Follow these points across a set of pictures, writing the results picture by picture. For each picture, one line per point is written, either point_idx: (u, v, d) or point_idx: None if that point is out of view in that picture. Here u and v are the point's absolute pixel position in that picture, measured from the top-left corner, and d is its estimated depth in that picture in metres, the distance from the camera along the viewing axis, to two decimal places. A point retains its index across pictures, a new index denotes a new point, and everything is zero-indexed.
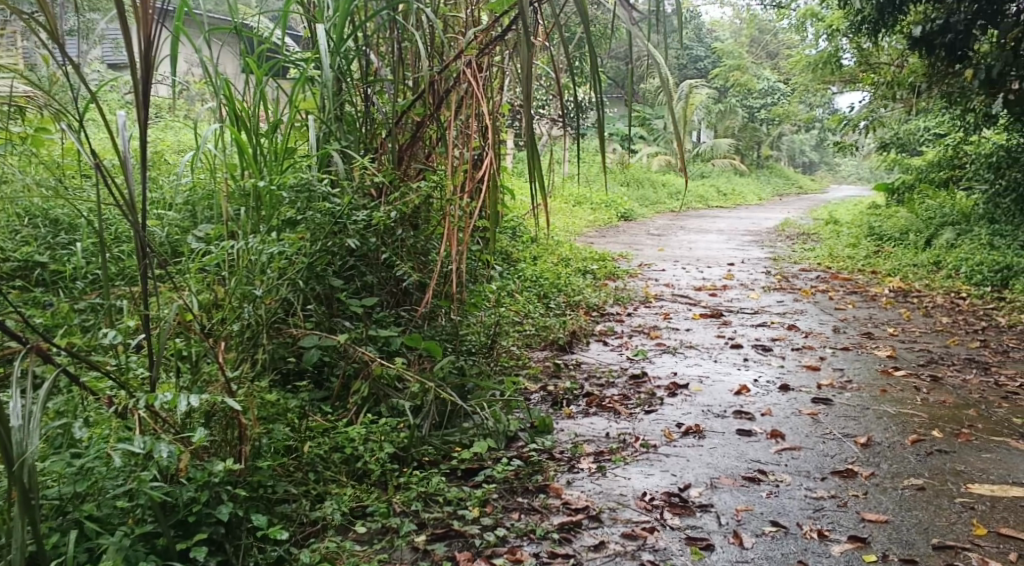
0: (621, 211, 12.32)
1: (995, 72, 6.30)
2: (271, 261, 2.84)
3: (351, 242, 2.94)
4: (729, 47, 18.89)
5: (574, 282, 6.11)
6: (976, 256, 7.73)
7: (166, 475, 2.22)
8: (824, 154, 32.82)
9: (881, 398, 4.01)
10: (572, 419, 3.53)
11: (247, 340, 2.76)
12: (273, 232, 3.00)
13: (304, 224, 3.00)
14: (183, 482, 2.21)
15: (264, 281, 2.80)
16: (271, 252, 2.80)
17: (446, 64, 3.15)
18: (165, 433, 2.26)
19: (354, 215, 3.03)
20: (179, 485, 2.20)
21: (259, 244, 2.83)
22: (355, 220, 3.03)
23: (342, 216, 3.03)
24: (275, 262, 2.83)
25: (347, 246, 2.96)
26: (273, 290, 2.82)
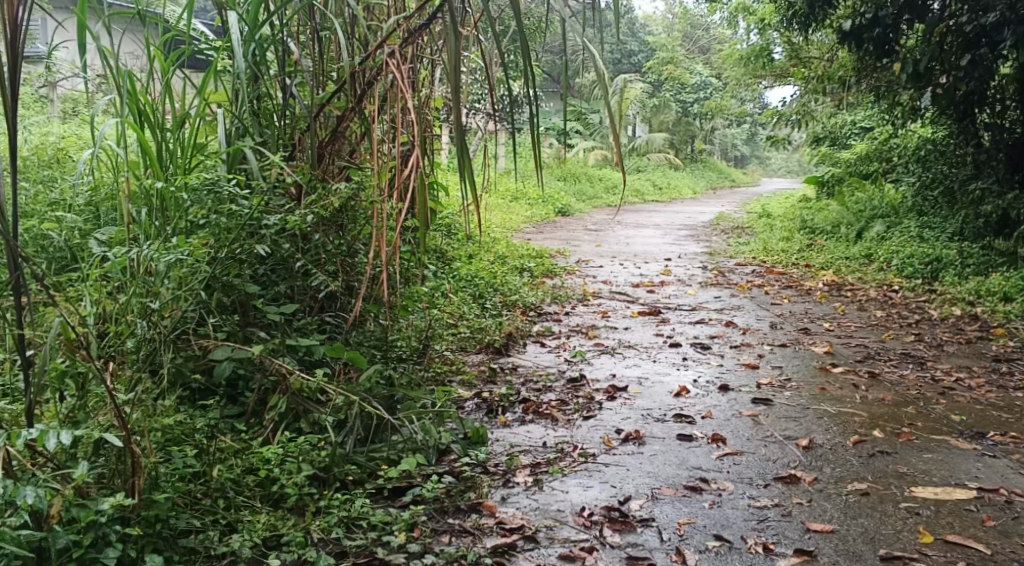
0: (558, 207, 12.22)
1: (922, 67, 6.35)
2: (171, 269, 2.66)
3: (262, 248, 2.78)
4: (662, 42, 18.95)
5: (510, 281, 5.96)
6: (907, 249, 7.80)
7: (37, 520, 2.01)
8: (755, 148, 33.29)
9: (821, 397, 3.95)
10: (507, 428, 3.38)
11: (144, 359, 2.58)
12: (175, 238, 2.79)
13: (207, 229, 2.79)
14: (54, 528, 2.00)
15: (163, 291, 2.62)
16: (170, 261, 2.61)
17: (367, 55, 2.93)
18: (41, 472, 2.06)
19: (265, 220, 2.87)
20: (52, 532, 1.99)
21: (158, 254, 2.63)
22: (266, 224, 2.87)
23: (251, 220, 2.85)
24: (175, 270, 2.65)
25: (256, 252, 2.78)
26: (174, 302, 2.63)
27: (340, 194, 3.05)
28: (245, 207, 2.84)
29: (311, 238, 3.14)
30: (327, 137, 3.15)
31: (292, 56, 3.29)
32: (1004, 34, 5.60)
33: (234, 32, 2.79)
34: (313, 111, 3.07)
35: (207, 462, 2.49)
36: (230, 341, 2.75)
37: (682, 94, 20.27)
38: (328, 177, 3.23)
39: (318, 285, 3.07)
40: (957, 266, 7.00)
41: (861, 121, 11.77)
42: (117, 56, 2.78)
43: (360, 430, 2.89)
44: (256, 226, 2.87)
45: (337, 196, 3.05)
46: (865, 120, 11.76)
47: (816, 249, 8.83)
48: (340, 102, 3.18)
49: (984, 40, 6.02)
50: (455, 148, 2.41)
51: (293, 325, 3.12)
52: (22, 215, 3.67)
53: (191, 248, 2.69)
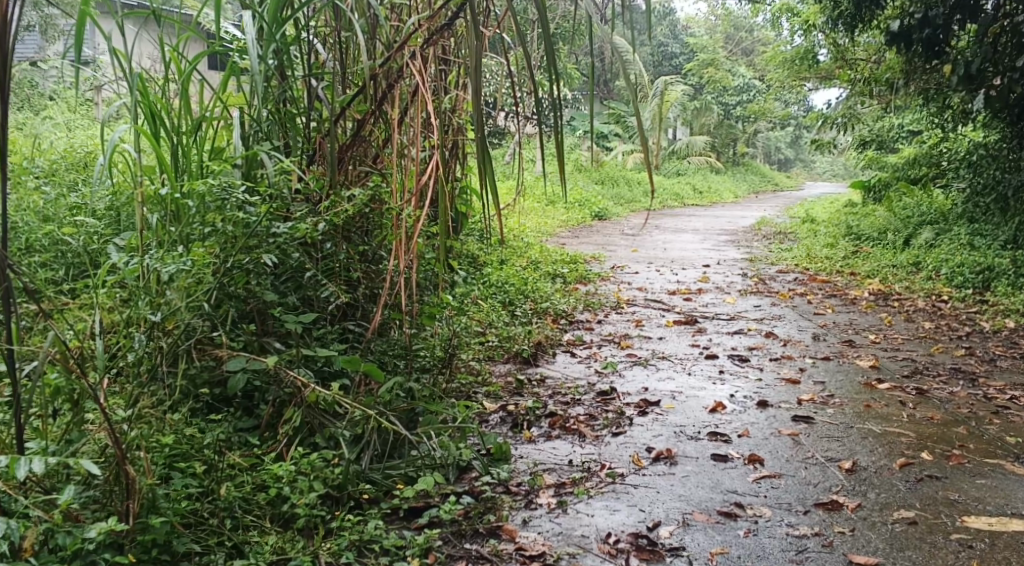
0: (595, 210, 12.05)
1: (974, 68, 6.09)
2: (174, 280, 2.60)
3: (269, 257, 2.70)
4: (704, 44, 18.67)
5: (542, 287, 5.81)
6: (956, 257, 7.51)
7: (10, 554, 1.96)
8: (798, 151, 32.76)
9: (865, 415, 3.75)
10: (532, 444, 3.24)
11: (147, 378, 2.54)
12: (182, 248, 2.72)
13: (213, 237, 2.72)
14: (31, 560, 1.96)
15: (166, 304, 2.57)
16: (171, 272, 2.54)
17: (388, 56, 2.80)
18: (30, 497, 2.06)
19: (273, 228, 2.79)
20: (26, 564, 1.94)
21: (160, 264, 2.58)
22: (274, 232, 2.79)
23: (258, 229, 2.76)
24: (179, 281, 2.58)
25: (265, 262, 2.69)
26: (175, 314, 2.58)
27: (358, 200, 2.94)
28: (252, 214, 2.77)
29: (324, 246, 3.05)
30: (347, 141, 3.03)
31: (318, 57, 3.18)
32: None
33: (249, 33, 2.70)
34: (332, 115, 2.96)
35: (215, 479, 2.40)
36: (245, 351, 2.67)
37: (723, 97, 19.92)
38: (347, 182, 3.12)
39: (329, 298, 2.93)
40: (1010, 275, 6.72)
41: (909, 124, 11.44)
42: (130, 58, 2.70)
43: (376, 446, 2.78)
44: (264, 233, 2.79)
45: (355, 202, 2.94)
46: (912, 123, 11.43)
47: (860, 256, 8.56)
48: (361, 105, 3.07)
49: None
50: (477, 155, 2.29)
51: (310, 335, 3.01)
52: (42, 219, 3.62)
53: (194, 257, 2.62)
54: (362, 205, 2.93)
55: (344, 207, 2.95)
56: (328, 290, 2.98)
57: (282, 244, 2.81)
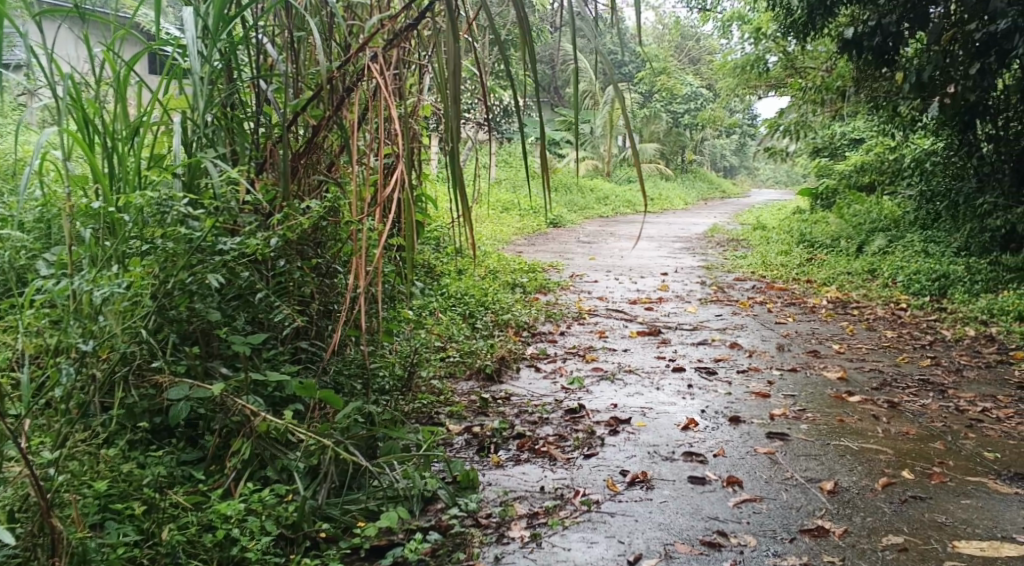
0: (550, 218, 11.92)
1: (926, 75, 6.02)
2: (109, 303, 2.39)
3: (214, 277, 2.48)
4: (654, 51, 18.69)
5: (502, 298, 5.63)
6: (912, 264, 7.51)
7: None
8: (744, 159, 33.14)
9: (839, 430, 3.64)
10: (500, 469, 3.06)
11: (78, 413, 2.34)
12: (116, 267, 2.51)
13: (152, 255, 2.51)
14: None
15: (98, 331, 2.36)
16: (105, 295, 2.33)
17: (345, 58, 2.58)
18: None
19: (218, 243, 2.57)
20: None
21: (92, 286, 2.36)
22: (221, 249, 2.56)
23: (202, 244, 2.56)
24: (114, 304, 2.38)
25: (209, 283, 2.48)
26: (109, 340, 2.38)
27: (312, 211, 2.72)
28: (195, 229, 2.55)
29: (275, 264, 2.80)
30: (300, 148, 2.82)
31: (268, 59, 2.97)
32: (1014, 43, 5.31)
33: (189, 31, 2.47)
34: (284, 120, 2.74)
35: (156, 520, 2.21)
36: (188, 378, 2.50)
37: (672, 104, 19.95)
38: (299, 192, 2.90)
39: (278, 322, 2.69)
40: (966, 282, 6.72)
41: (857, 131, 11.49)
42: (58, 59, 2.46)
43: (334, 479, 2.58)
44: (208, 250, 2.57)
45: (309, 212, 2.72)
46: (859, 130, 11.49)
47: (816, 263, 8.55)
48: (315, 109, 2.85)
49: (994, 50, 5.68)
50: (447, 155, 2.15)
51: (259, 357, 2.79)
52: None
53: (131, 278, 2.43)
54: (315, 216, 2.72)
55: (295, 219, 2.74)
56: (278, 311, 2.72)
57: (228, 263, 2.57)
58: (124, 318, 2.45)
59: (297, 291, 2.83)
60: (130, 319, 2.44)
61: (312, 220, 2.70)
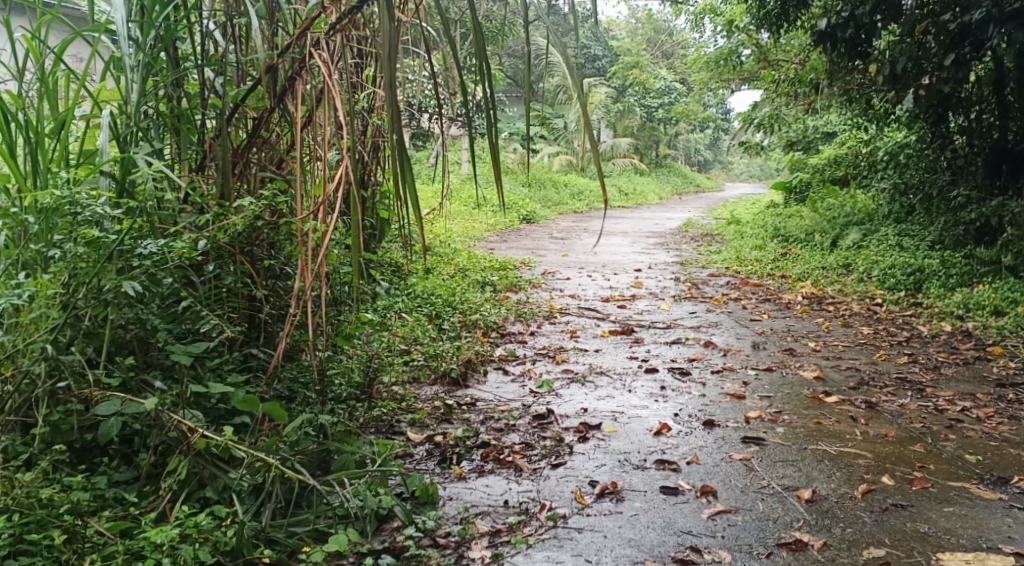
0: (522, 214, 11.78)
1: (899, 67, 5.90)
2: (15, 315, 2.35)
3: (131, 284, 2.34)
4: (627, 45, 18.53)
5: (471, 298, 5.46)
6: (887, 258, 7.40)
7: None
8: (718, 153, 33.10)
9: (816, 433, 3.51)
10: (463, 482, 2.90)
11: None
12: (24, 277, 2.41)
13: (62, 260, 2.39)
14: None
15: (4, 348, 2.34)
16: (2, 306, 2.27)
17: (286, 46, 2.43)
18: None
19: (139, 246, 2.45)
20: None
21: None
22: (141, 253, 2.43)
23: (120, 248, 2.43)
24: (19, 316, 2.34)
25: (126, 292, 2.33)
26: (12, 359, 2.34)
27: (250, 209, 2.59)
28: (110, 231, 2.44)
29: (203, 268, 2.71)
30: (241, 143, 2.69)
31: (211, 48, 2.82)
32: (989, 33, 5.21)
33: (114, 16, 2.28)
34: (223, 111, 2.60)
35: (78, 550, 2.09)
36: (121, 392, 2.41)
37: (646, 99, 19.83)
38: (240, 188, 2.75)
39: (208, 329, 2.58)
40: (941, 276, 6.63)
41: (832, 125, 11.40)
42: None
43: (280, 498, 2.43)
44: (129, 253, 2.45)
45: (247, 211, 2.59)
46: (833, 123, 11.40)
47: (790, 258, 8.45)
48: (257, 98, 2.71)
49: (968, 40, 5.65)
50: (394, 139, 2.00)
51: (201, 367, 2.66)
52: None
53: (36, 286, 2.32)
54: (254, 216, 2.58)
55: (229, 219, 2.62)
56: (206, 319, 2.59)
57: (150, 269, 2.45)
58: (32, 332, 2.36)
59: (233, 297, 2.74)
60: (38, 332, 2.35)
61: (248, 221, 2.57)
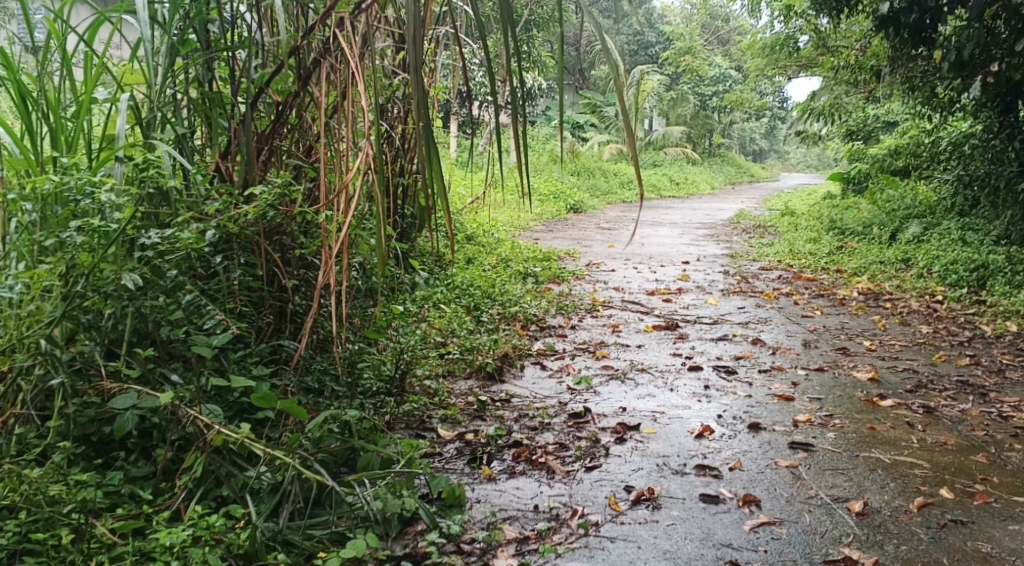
0: (570, 204, 11.62)
1: (965, 53, 5.59)
2: (18, 305, 2.30)
3: (130, 276, 2.25)
4: (682, 32, 18.19)
5: (511, 289, 5.33)
6: (949, 253, 7.08)
7: None
8: (773, 142, 32.46)
9: (869, 439, 3.32)
10: (492, 483, 2.79)
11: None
12: (28, 265, 2.37)
13: (61, 250, 2.30)
14: None
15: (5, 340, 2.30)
16: None
17: (309, 28, 2.34)
18: None
19: (142, 236, 2.35)
20: None
21: None
22: (144, 243, 2.35)
23: (124, 236, 2.34)
24: (22, 308, 2.29)
25: (124, 284, 2.26)
26: (9, 353, 2.30)
27: (263, 198, 2.51)
28: (113, 220, 2.35)
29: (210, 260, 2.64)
30: (266, 128, 2.63)
31: (240, 28, 2.73)
32: None
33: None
34: (246, 96, 2.55)
35: (84, 550, 2.03)
36: (137, 386, 2.35)
37: (700, 87, 19.52)
38: (265, 175, 2.69)
39: (214, 326, 2.51)
40: (1006, 273, 6.32)
41: (893, 114, 11.01)
42: None
43: (298, 498, 2.34)
44: (132, 244, 2.36)
45: (259, 201, 2.52)
46: (894, 112, 11.00)
47: (846, 251, 8.17)
48: (282, 83, 2.65)
49: None
50: (417, 126, 1.90)
51: (224, 358, 2.59)
52: None
53: (30, 278, 2.27)
54: (266, 207, 2.50)
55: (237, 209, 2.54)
56: (211, 315, 2.52)
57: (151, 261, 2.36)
58: (26, 327, 2.30)
59: (244, 290, 2.64)
60: (35, 325, 2.30)
61: (258, 212, 2.49)
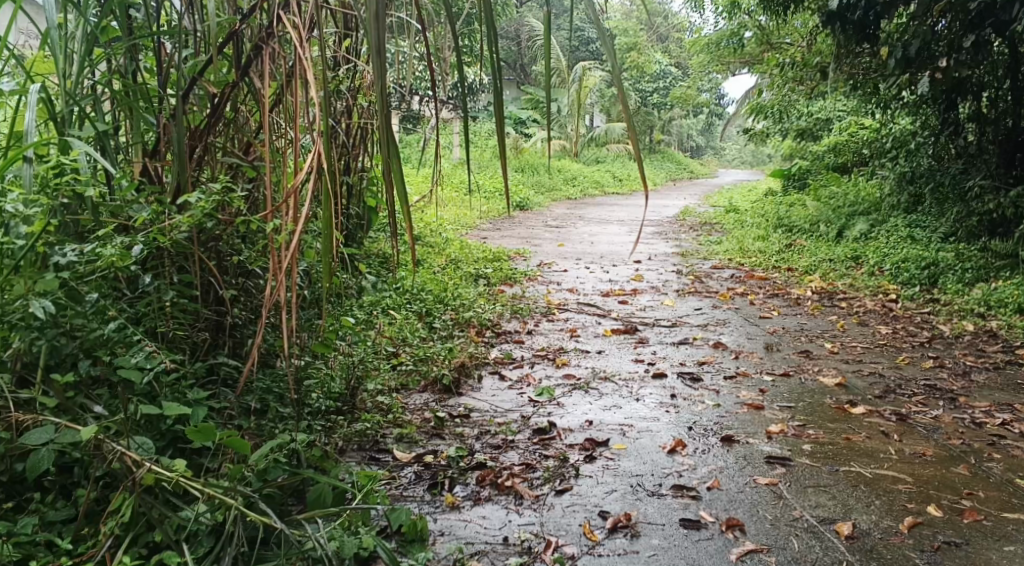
0: (515, 202, 11.42)
1: (913, 50, 5.50)
2: None
3: (40, 303, 2.01)
4: (622, 27, 18.09)
5: (464, 293, 5.10)
6: (899, 250, 7.04)
7: None
8: (711, 138, 32.72)
9: (847, 450, 3.17)
10: (456, 513, 2.57)
11: None
12: None
13: None
14: None
15: None
16: None
17: (248, 9, 2.07)
18: None
19: (56, 254, 2.13)
20: None
21: None
22: (59, 262, 2.12)
23: (34, 252, 2.11)
24: None
25: (32, 311, 2.01)
26: None
27: (198, 207, 2.27)
28: (22, 236, 2.11)
29: (137, 281, 2.38)
30: (200, 125, 2.36)
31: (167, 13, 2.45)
32: (1014, 13, 4.86)
33: None
34: (176, 88, 2.28)
35: None
36: (54, 418, 2.08)
37: (640, 83, 19.49)
38: (200, 176, 2.43)
39: (143, 358, 2.25)
40: (957, 271, 6.28)
41: (835, 110, 11.03)
42: None
43: (243, 541, 2.08)
44: (43, 262, 2.13)
45: (194, 210, 2.28)
46: (836, 108, 11.02)
47: (796, 249, 8.11)
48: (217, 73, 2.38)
49: (989, 20, 5.29)
50: (376, 121, 1.65)
51: (155, 382, 2.32)
52: None
53: None
54: (202, 217, 2.27)
55: (167, 219, 2.31)
56: (138, 344, 2.26)
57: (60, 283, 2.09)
58: None
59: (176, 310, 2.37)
60: None
61: (193, 222, 2.27)
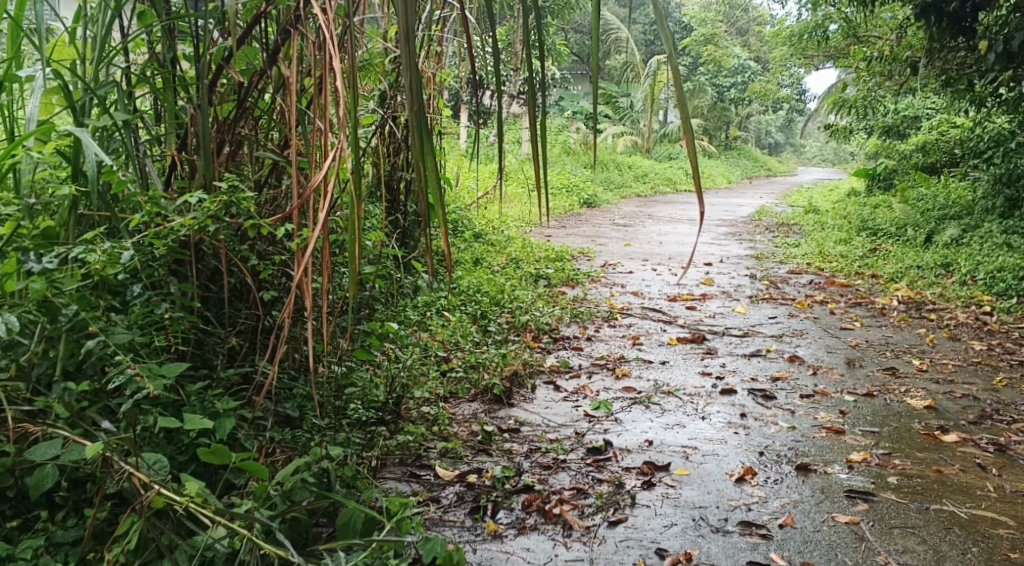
0: (583, 199, 11.18)
1: (1014, 43, 5.06)
2: None
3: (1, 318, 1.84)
4: (701, 21, 17.62)
5: (522, 294, 4.88)
6: (994, 258, 6.55)
7: None
8: (789, 135, 31.87)
9: (940, 485, 2.85)
10: (498, 544, 2.36)
11: None
12: None
13: None
14: None
15: None
16: None
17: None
18: None
19: (27, 262, 1.95)
20: None
21: None
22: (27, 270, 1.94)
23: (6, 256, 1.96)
24: None
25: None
26: None
27: (202, 208, 2.09)
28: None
29: (128, 289, 2.20)
30: (228, 116, 2.22)
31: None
32: None
33: None
34: (201, 80, 2.13)
35: None
36: (64, 432, 1.91)
37: (718, 78, 19.06)
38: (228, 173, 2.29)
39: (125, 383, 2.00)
40: None
41: (924, 106, 10.45)
42: None
43: None
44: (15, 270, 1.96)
45: (197, 212, 2.10)
46: (926, 105, 10.44)
47: (879, 254, 7.67)
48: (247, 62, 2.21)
49: None
50: (408, 119, 1.42)
51: (183, 389, 2.18)
52: None
53: None
54: (204, 220, 2.08)
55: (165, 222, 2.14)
56: (119, 368, 2.02)
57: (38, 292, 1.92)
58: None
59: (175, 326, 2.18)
60: None
61: (194, 226, 2.08)
